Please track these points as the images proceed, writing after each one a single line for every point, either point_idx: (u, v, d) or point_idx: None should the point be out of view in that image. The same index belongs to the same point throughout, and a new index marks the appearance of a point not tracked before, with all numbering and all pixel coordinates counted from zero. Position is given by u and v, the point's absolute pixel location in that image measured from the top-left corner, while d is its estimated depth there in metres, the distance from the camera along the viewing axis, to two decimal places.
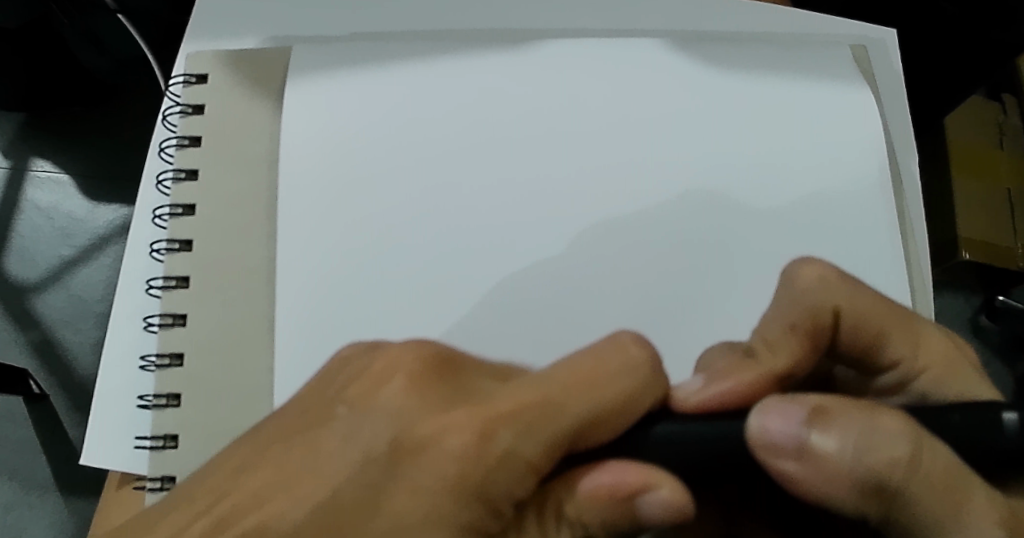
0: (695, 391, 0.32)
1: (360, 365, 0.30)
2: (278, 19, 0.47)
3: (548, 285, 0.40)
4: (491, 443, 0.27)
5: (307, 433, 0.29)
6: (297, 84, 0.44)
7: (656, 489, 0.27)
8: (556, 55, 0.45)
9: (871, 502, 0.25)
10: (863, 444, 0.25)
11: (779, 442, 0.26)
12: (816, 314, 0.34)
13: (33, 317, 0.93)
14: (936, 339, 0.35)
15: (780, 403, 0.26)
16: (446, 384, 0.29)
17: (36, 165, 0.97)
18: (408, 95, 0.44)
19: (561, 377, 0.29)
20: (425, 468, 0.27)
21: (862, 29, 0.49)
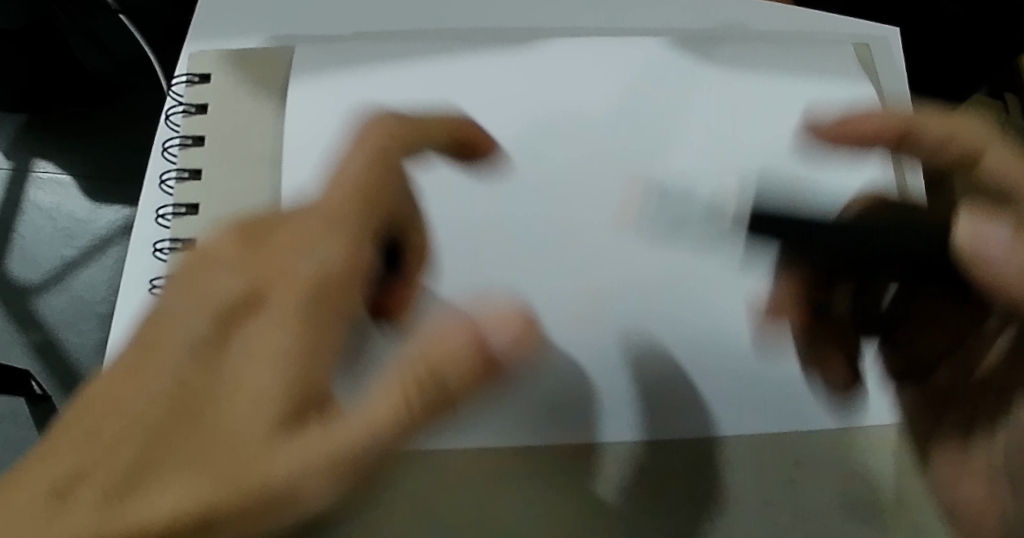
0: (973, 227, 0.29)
1: (213, 247, 0.33)
2: (280, 19, 0.47)
3: (554, 282, 0.40)
4: (305, 267, 0.31)
5: (167, 304, 0.31)
6: (300, 84, 0.44)
7: (487, 320, 0.26)
8: (560, 52, 0.45)
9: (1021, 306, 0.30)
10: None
11: (1006, 263, 0.28)
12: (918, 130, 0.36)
13: (35, 318, 0.93)
14: (971, 126, 0.36)
15: (1003, 225, 0.28)
16: (281, 224, 0.33)
17: (37, 166, 0.97)
18: (410, 95, 0.44)
19: (365, 153, 0.36)
20: (236, 355, 0.29)
21: (865, 27, 0.49)
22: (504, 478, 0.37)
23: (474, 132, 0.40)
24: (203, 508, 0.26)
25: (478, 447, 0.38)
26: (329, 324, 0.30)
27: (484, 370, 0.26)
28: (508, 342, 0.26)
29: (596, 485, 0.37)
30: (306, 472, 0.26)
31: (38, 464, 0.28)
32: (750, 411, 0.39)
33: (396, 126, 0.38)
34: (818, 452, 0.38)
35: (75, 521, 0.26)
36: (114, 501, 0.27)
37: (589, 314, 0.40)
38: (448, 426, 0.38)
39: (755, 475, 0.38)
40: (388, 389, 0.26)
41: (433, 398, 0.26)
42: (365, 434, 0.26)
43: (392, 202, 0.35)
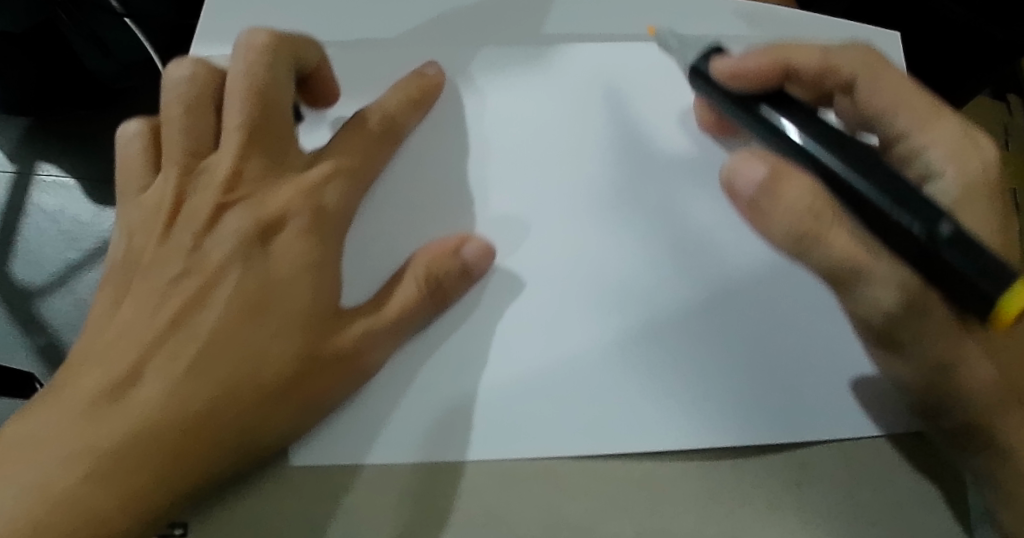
0: (729, 173, 0.33)
1: (197, 206, 0.39)
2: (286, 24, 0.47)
3: (560, 290, 0.39)
4: (322, 196, 0.39)
5: (188, 240, 0.38)
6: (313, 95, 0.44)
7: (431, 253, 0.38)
8: (586, 60, 0.45)
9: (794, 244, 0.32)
10: (852, 245, 0.31)
11: (742, 185, 0.32)
12: (872, 93, 0.39)
13: (40, 321, 0.93)
14: (951, 128, 0.38)
15: (761, 159, 0.32)
16: (288, 146, 0.40)
17: (42, 169, 0.98)
18: (448, 108, 0.44)
19: (363, 131, 0.41)
20: (275, 251, 0.38)
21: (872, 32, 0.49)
22: (515, 488, 0.36)
23: (428, 93, 0.43)
24: (273, 383, 0.35)
25: (487, 459, 0.36)
26: (349, 209, 0.40)
27: (460, 272, 0.38)
28: (476, 251, 0.39)
29: (602, 493, 0.36)
30: (252, 403, 0.35)
31: (109, 350, 0.35)
32: (764, 423, 0.38)
33: (284, 40, 0.40)
34: (828, 460, 0.37)
35: (149, 394, 0.34)
36: (189, 382, 0.34)
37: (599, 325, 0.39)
38: (450, 434, 0.37)
39: (768, 481, 0.37)
40: (411, 283, 0.38)
41: (427, 288, 0.37)
42: (353, 337, 0.37)
43: (398, 117, 0.42)
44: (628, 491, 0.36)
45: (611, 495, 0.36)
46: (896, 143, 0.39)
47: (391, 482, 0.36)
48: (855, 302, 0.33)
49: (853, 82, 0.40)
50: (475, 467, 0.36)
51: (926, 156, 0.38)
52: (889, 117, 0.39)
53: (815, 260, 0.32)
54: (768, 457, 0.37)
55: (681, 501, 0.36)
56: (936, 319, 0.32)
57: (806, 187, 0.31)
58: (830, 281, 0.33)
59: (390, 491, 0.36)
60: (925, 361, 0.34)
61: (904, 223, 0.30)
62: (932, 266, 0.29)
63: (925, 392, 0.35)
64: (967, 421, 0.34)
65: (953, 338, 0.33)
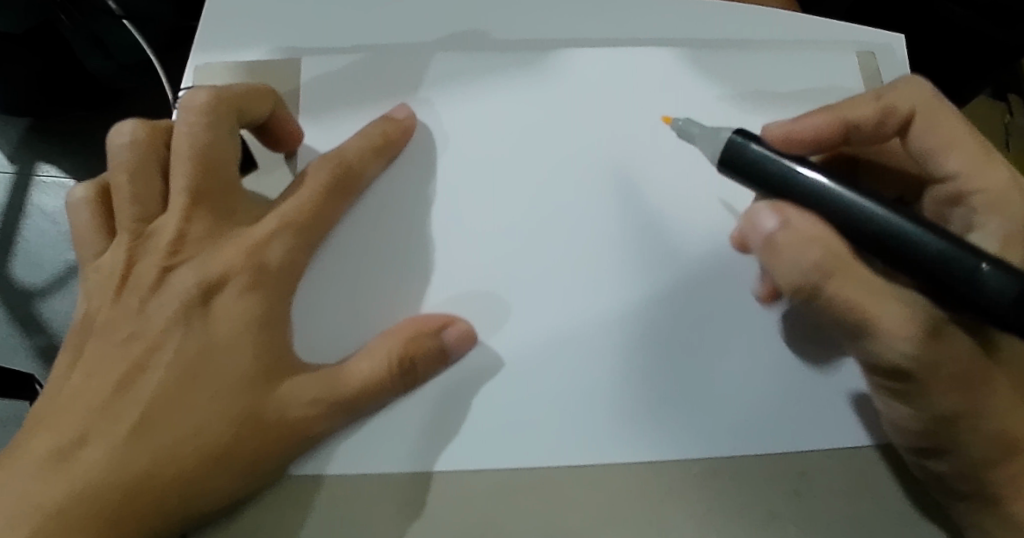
0: (755, 216, 0.35)
1: (142, 271, 0.37)
2: (282, 26, 0.46)
3: (533, 326, 0.38)
4: (266, 253, 0.37)
5: (134, 303, 0.37)
6: (307, 105, 0.43)
7: (391, 334, 0.37)
8: (576, 72, 0.44)
9: (810, 289, 0.33)
10: (864, 289, 0.33)
11: (756, 234, 0.35)
12: (923, 132, 0.39)
13: (38, 322, 0.93)
14: (998, 173, 0.38)
15: (772, 205, 0.34)
16: (235, 201, 0.39)
17: (41, 169, 0.98)
18: (420, 144, 0.42)
19: (311, 183, 0.39)
20: (217, 312, 0.36)
21: (877, 36, 0.48)
22: (511, 497, 0.36)
23: (393, 139, 0.42)
24: (219, 447, 0.34)
25: (482, 468, 0.36)
26: (296, 264, 0.38)
27: (436, 353, 0.37)
28: (456, 336, 0.37)
29: (597, 496, 0.36)
30: (195, 460, 0.34)
31: (58, 415, 0.34)
32: (756, 433, 0.37)
33: (224, 97, 0.38)
34: (824, 468, 0.37)
35: (93, 457, 0.33)
36: (133, 444, 0.33)
37: (587, 343, 0.38)
38: (437, 447, 0.36)
39: (761, 487, 0.37)
40: (378, 353, 0.36)
41: (401, 368, 0.36)
42: (304, 405, 0.35)
43: (353, 167, 0.40)
44: (624, 499, 0.36)
45: (607, 497, 0.36)
46: (942, 183, 0.40)
47: (385, 492, 0.36)
48: (865, 351, 0.34)
49: (912, 121, 0.39)
50: (473, 474, 0.36)
51: (971, 200, 0.39)
52: (937, 158, 0.39)
53: (831, 304, 0.33)
54: (767, 464, 0.37)
55: (676, 505, 0.36)
56: (953, 355, 0.34)
57: (826, 247, 0.33)
58: (845, 328, 0.34)
59: (388, 488, 0.36)
60: (932, 411, 0.35)
61: (932, 247, 0.32)
62: (960, 288, 0.31)
63: (931, 435, 0.36)
64: (977, 464, 0.36)
65: (971, 379, 0.34)
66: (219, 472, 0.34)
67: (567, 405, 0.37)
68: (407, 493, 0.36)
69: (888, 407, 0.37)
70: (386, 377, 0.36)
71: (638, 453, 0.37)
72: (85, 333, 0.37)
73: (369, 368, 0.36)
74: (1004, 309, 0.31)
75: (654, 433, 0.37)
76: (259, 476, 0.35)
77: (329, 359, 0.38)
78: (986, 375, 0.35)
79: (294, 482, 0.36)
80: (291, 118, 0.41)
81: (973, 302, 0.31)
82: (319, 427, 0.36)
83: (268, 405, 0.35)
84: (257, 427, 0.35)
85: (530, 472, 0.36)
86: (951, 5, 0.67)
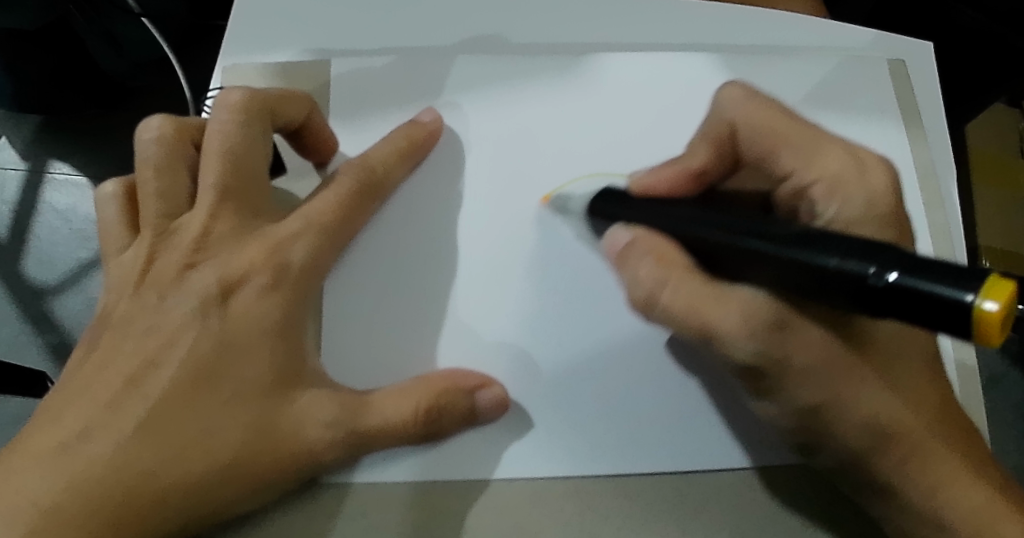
0: (619, 236, 0.34)
1: (163, 266, 0.36)
2: (307, 27, 0.46)
3: (558, 337, 0.38)
4: (289, 252, 0.37)
5: (153, 298, 0.36)
6: (334, 110, 0.43)
7: (415, 380, 0.36)
8: (602, 78, 0.44)
9: (653, 304, 0.32)
10: (699, 295, 0.31)
11: (616, 252, 0.34)
12: (747, 135, 0.37)
13: (50, 319, 0.93)
14: (840, 154, 0.35)
15: (628, 225, 0.34)
16: (261, 200, 0.38)
17: (54, 167, 0.97)
18: (448, 150, 0.42)
19: (337, 187, 0.39)
20: (234, 311, 0.35)
21: (907, 44, 0.47)
22: (539, 504, 0.35)
23: (421, 142, 0.41)
24: (227, 456, 0.33)
25: (513, 478, 0.36)
26: (319, 265, 0.38)
27: (466, 412, 0.35)
28: (490, 400, 0.36)
29: (626, 504, 0.35)
30: (200, 469, 0.32)
31: (65, 408, 0.32)
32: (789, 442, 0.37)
33: (258, 98, 0.38)
34: None
35: (94, 452, 0.31)
36: (140, 442, 0.32)
37: (613, 351, 0.38)
38: (460, 467, 0.36)
39: (799, 499, 0.36)
40: (407, 400, 0.35)
41: (428, 416, 0.35)
42: (321, 426, 0.34)
43: (379, 173, 0.40)
44: (661, 512, 0.35)
45: (636, 505, 0.35)
46: (783, 184, 0.37)
47: (417, 504, 0.35)
48: (717, 354, 0.32)
49: (735, 133, 0.38)
50: (506, 485, 0.36)
51: (811, 191, 0.35)
52: (773, 159, 0.37)
53: (669, 315, 0.32)
54: (810, 476, 0.36)
55: (709, 513, 0.35)
56: (804, 348, 0.31)
57: (658, 262, 0.31)
58: (688, 336, 0.32)
59: (417, 501, 0.35)
60: (796, 408, 0.33)
61: (760, 248, 0.27)
62: (797, 282, 0.26)
63: (803, 431, 0.34)
64: (854, 456, 0.33)
65: (826, 370, 0.32)
66: (223, 485, 0.32)
67: (592, 411, 0.37)
68: (435, 498, 0.35)
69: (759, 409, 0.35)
70: (413, 425, 0.35)
71: (667, 461, 0.36)
72: (99, 328, 0.36)
73: (393, 408, 0.35)
74: (883, 302, 0.23)
75: (683, 443, 0.37)
76: (267, 494, 0.34)
77: (358, 386, 0.37)
78: (846, 364, 0.32)
79: (326, 499, 0.35)
80: (326, 125, 0.41)
81: (849, 291, 0.24)
82: (331, 454, 0.34)
83: (287, 421, 0.34)
84: (271, 447, 0.33)
85: (557, 478, 0.36)
86: (969, 13, 0.67)
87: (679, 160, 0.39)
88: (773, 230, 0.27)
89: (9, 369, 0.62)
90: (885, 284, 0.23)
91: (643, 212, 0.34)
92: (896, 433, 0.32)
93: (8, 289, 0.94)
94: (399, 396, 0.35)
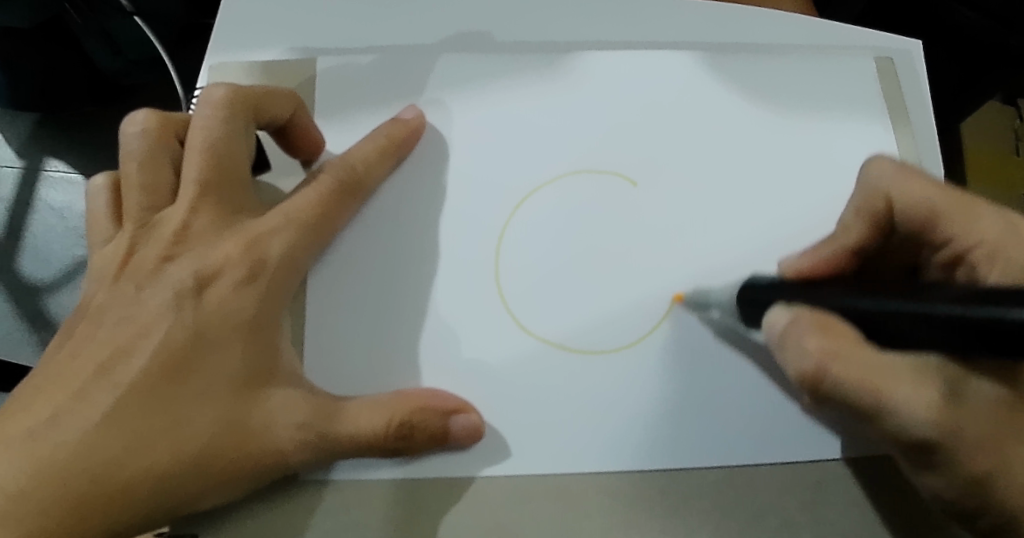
0: (780, 313, 0.31)
1: (142, 259, 0.37)
2: (292, 25, 0.46)
3: (537, 334, 0.38)
4: (266, 248, 0.37)
5: (130, 289, 0.36)
6: (319, 107, 0.43)
7: (388, 396, 0.35)
8: (588, 75, 0.44)
9: (827, 379, 0.30)
10: (874, 368, 0.29)
11: (777, 336, 0.32)
12: (908, 211, 0.35)
13: (44, 316, 0.93)
14: (993, 220, 0.34)
15: (788, 304, 0.32)
16: (242, 195, 0.38)
17: (49, 165, 0.98)
18: (430, 146, 0.42)
19: (317, 185, 0.39)
20: (212, 305, 0.35)
21: (893, 42, 0.47)
22: (517, 501, 0.35)
23: (402, 140, 0.41)
24: (197, 449, 0.33)
25: (490, 473, 0.36)
26: (299, 261, 0.38)
27: (439, 432, 0.35)
28: (465, 425, 0.35)
29: (602, 501, 0.36)
30: (166, 462, 0.32)
31: (37, 394, 0.33)
32: (766, 439, 0.37)
33: (241, 95, 0.38)
34: (837, 477, 0.36)
35: (64, 439, 0.31)
36: (109, 428, 0.32)
37: (592, 349, 0.38)
38: (434, 470, 0.36)
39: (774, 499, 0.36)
40: (380, 412, 0.35)
41: (399, 432, 0.34)
42: (292, 428, 0.34)
43: (360, 172, 0.40)
44: (638, 507, 0.35)
45: (611, 503, 0.36)
46: (942, 248, 0.36)
47: (395, 500, 0.36)
48: (884, 431, 0.31)
49: (892, 207, 0.36)
50: (480, 482, 0.36)
51: (971, 256, 0.35)
52: (929, 230, 0.35)
53: (839, 390, 0.30)
54: (785, 473, 0.36)
55: (685, 510, 0.35)
56: (975, 414, 0.31)
57: (824, 335, 0.30)
58: (860, 413, 0.31)
59: (393, 497, 0.36)
60: (956, 474, 0.32)
61: (941, 312, 0.26)
62: (973, 340, 0.25)
63: (961, 501, 0.33)
64: (1009, 518, 0.32)
65: (1011, 434, 0.31)
66: (188, 478, 0.32)
67: (572, 405, 0.37)
68: (410, 493, 0.36)
69: (909, 472, 0.34)
70: (384, 440, 0.34)
71: (641, 457, 0.36)
72: (76, 319, 0.36)
73: (365, 420, 0.35)
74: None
75: (660, 440, 0.36)
76: (235, 491, 0.34)
77: (339, 392, 0.37)
78: (1017, 425, 0.31)
79: (303, 496, 0.36)
80: (312, 122, 0.41)
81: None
82: (299, 459, 0.34)
83: (259, 419, 0.34)
84: (241, 447, 0.33)
85: (534, 474, 0.36)
86: (962, 11, 0.67)
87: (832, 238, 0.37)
88: (946, 293, 0.27)
89: (5, 366, 0.62)
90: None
91: (795, 289, 0.32)
92: None
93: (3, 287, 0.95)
94: (372, 407, 0.35)
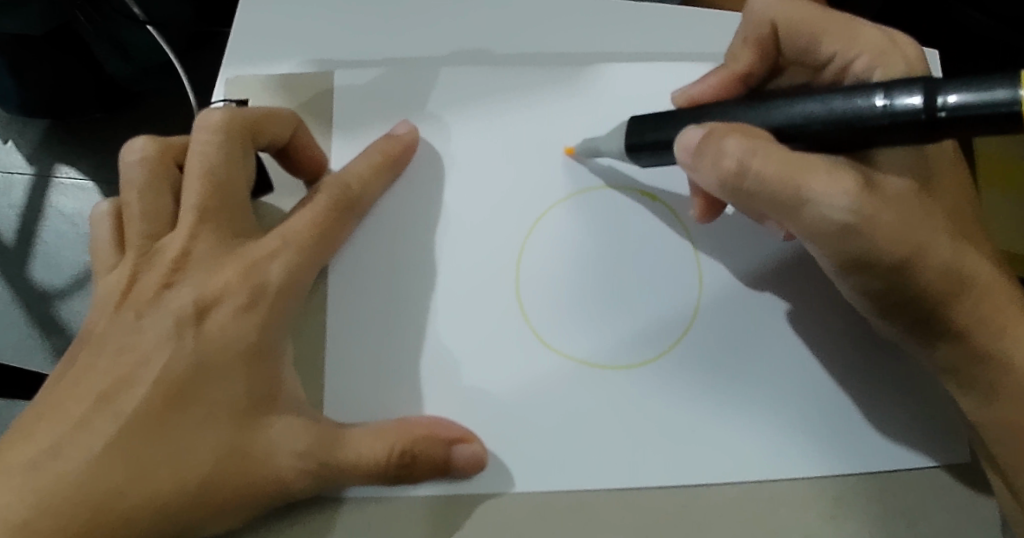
0: (689, 137, 0.34)
1: (143, 287, 0.37)
2: (303, 41, 0.45)
3: (535, 360, 0.38)
4: (264, 273, 0.37)
5: (130, 317, 0.36)
6: (343, 122, 0.43)
7: (379, 426, 0.36)
8: (598, 89, 0.43)
9: (743, 174, 0.32)
10: (786, 160, 0.32)
11: (688, 155, 0.35)
12: (790, 31, 0.40)
13: (56, 323, 0.94)
14: (874, 33, 0.39)
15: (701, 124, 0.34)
16: (243, 220, 0.39)
17: (59, 171, 0.98)
18: (426, 166, 0.42)
19: (315, 206, 0.39)
20: (210, 332, 0.35)
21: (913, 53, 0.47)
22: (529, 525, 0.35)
23: (397, 157, 0.41)
24: (197, 477, 0.33)
25: (502, 493, 0.36)
26: (296, 282, 0.38)
27: (440, 465, 0.35)
28: (466, 454, 0.35)
29: (613, 523, 0.35)
30: (165, 493, 0.32)
31: (38, 423, 0.33)
32: (782, 457, 0.36)
33: (237, 117, 0.38)
34: (851, 495, 0.36)
35: (63, 469, 0.31)
36: (107, 458, 0.32)
37: (594, 373, 0.37)
38: (440, 495, 0.36)
39: (788, 521, 0.35)
40: (383, 439, 0.35)
41: (400, 462, 0.34)
42: (293, 456, 0.34)
43: (355, 189, 0.40)
44: (652, 526, 0.35)
45: (622, 524, 0.35)
46: (828, 65, 0.41)
47: (404, 520, 0.35)
48: (806, 226, 0.33)
49: (775, 30, 0.41)
50: (487, 503, 0.36)
51: (854, 66, 0.39)
52: (815, 48, 0.40)
53: (759, 186, 0.32)
54: (798, 492, 0.36)
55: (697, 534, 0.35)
56: (887, 202, 0.33)
57: (742, 137, 0.32)
58: (782, 208, 0.33)
59: (404, 516, 0.36)
60: (881, 270, 0.34)
61: (824, 113, 0.31)
62: (885, 130, 0.29)
63: (888, 297, 0.35)
64: (933, 304, 0.34)
65: (918, 216, 0.34)
66: (188, 508, 0.32)
67: (576, 428, 0.37)
68: (421, 511, 0.36)
69: (836, 281, 0.37)
70: (384, 470, 0.34)
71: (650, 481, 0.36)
72: (79, 346, 0.36)
73: (364, 450, 0.34)
74: (964, 122, 0.27)
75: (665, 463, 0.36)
76: (238, 516, 0.34)
77: (342, 418, 0.37)
78: (928, 215, 0.34)
79: (309, 520, 0.36)
80: (313, 140, 0.41)
81: (901, 129, 0.29)
82: (300, 486, 0.34)
83: (259, 446, 0.34)
84: (244, 477, 0.33)
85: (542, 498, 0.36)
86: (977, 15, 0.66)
87: (725, 65, 0.42)
88: (851, 94, 0.30)
89: (16, 371, 0.62)
90: (947, 107, 0.27)
91: (702, 113, 0.36)
92: (973, 282, 0.34)
93: (14, 294, 0.95)
94: (371, 436, 0.35)
